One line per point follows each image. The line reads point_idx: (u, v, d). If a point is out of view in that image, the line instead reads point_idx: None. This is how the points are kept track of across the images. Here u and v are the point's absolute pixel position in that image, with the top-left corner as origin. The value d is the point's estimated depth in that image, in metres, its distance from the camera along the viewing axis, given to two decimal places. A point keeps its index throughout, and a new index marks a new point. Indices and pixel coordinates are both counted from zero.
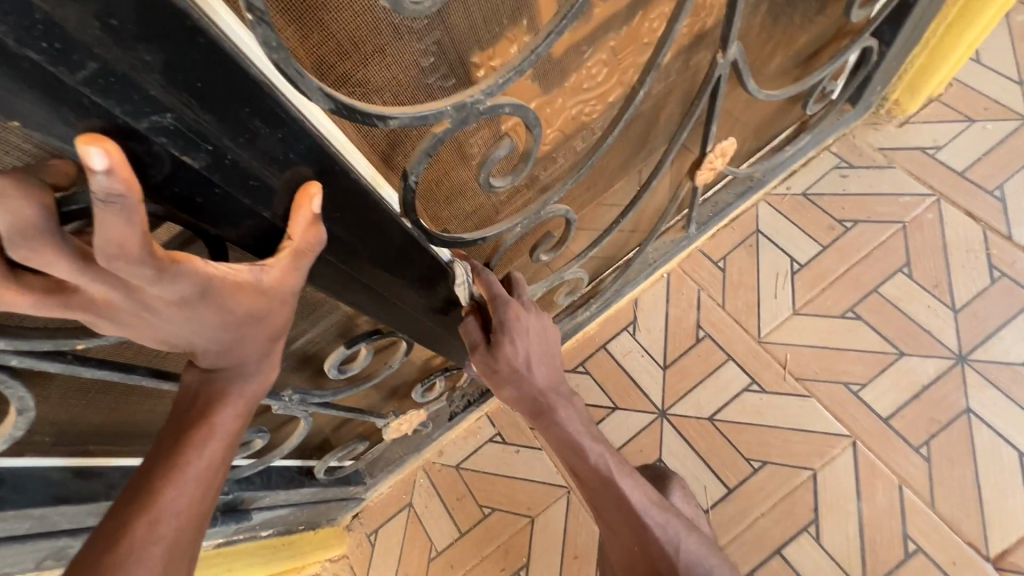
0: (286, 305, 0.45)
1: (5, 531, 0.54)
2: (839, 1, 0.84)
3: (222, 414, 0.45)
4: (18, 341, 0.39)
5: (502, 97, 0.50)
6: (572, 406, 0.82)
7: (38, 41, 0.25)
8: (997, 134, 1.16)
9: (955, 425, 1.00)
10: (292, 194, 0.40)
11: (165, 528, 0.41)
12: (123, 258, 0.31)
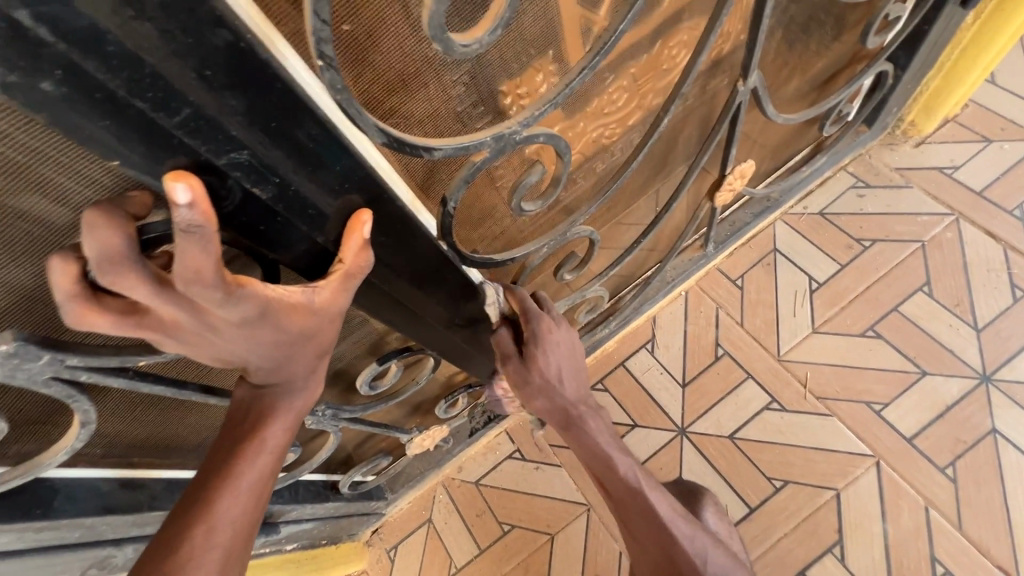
0: (333, 324, 0.47)
1: (57, 539, 0.55)
2: (856, 28, 0.86)
3: (270, 428, 0.47)
4: (90, 357, 0.41)
5: (536, 127, 0.53)
6: (599, 420, 0.84)
7: (144, 92, 0.28)
8: (1014, 154, 1.17)
9: (981, 445, 0.99)
10: (345, 220, 0.43)
11: (222, 536, 0.44)
12: (200, 282, 0.34)
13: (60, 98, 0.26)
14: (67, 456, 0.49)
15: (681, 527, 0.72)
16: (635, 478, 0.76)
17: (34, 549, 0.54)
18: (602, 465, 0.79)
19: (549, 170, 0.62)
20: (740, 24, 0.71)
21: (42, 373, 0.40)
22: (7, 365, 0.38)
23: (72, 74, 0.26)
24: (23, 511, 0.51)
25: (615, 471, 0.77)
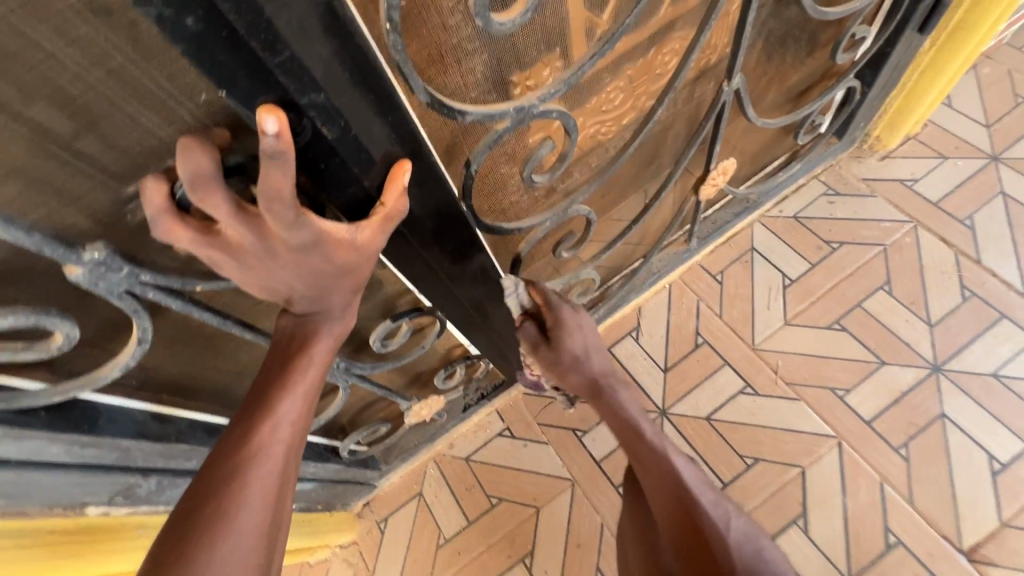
0: (369, 262, 0.54)
1: (96, 459, 0.59)
2: (827, 45, 0.97)
3: (317, 347, 0.56)
4: (159, 275, 0.48)
5: (551, 104, 0.63)
6: (619, 390, 0.96)
7: (259, 35, 0.34)
8: (967, 169, 1.29)
9: (931, 428, 1.09)
10: (388, 168, 0.50)
11: (284, 431, 0.51)
12: (278, 200, 0.41)
13: (197, 33, 0.33)
14: (119, 373, 0.55)
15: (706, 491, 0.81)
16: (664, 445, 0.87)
17: (76, 466, 0.58)
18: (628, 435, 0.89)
19: (559, 147, 0.71)
20: (725, 37, 0.81)
21: (119, 284, 0.45)
22: (95, 273, 0.43)
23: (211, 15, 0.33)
24: (74, 426, 0.55)
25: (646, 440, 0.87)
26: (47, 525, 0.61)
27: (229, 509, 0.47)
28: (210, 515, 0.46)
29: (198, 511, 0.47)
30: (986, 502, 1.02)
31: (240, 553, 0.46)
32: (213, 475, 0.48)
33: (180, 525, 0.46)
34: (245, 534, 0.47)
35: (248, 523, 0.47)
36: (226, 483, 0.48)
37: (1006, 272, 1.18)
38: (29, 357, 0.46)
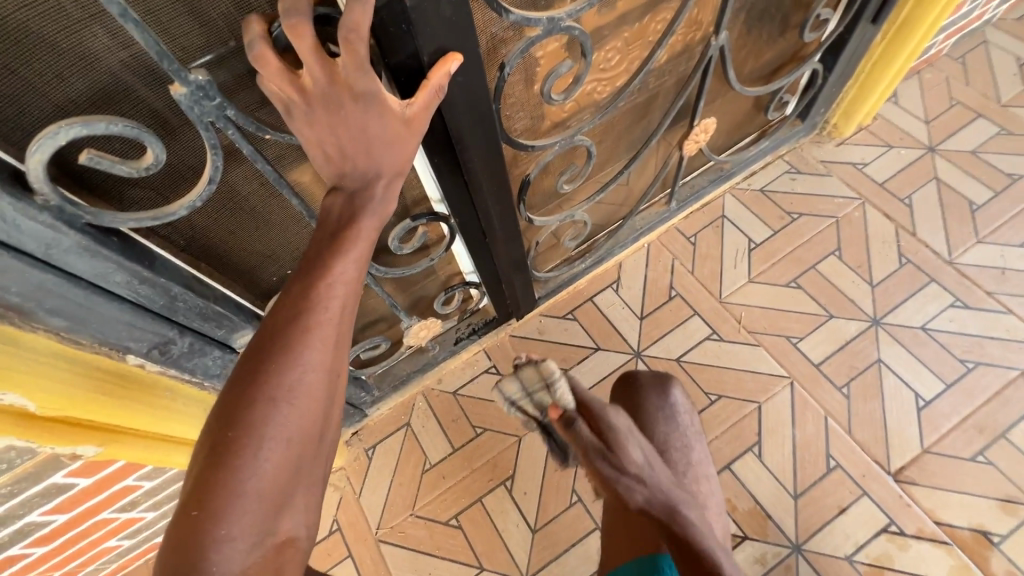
0: (411, 140, 0.61)
1: (146, 299, 0.65)
2: (796, 27, 1.12)
3: (366, 220, 0.57)
4: (242, 115, 0.56)
5: (574, 22, 0.74)
6: (669, 407, 1.01)
7: None
8: (908, 157, 1.47)
9: (869, 371, 1.25)
10: (441, 55, 0.60)
11: (341, 286, 0.53)
12: (355, 32, 0.50)
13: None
14: (183, 214, 0.61)
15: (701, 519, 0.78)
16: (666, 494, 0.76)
17: (129, 302, 0.64)
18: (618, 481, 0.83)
19: (574, 70, 0.83)
20: (709, 14, 0.95)
21: (208, 114, 0.54)
22: (194, 96, 0.51)
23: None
24: (137, 258, 0.61)
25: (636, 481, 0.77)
26: (93, 362, 0.66)
27: (293, 345, 0.49)
28: (276, 351, 0.49)
29: (267, 346, 0.50)
30: (910, 432, 1.18)
31: (307, 384, 0.49)
32: (275, 318, 0.51)
33: (251, 356, 0.49)
34: (311, 367, 0.50)
35: (313, 358, 0.50)
36: (289, 323, 0.50)
37: (937, 243, 1.36)
38: (125, 172, 0.52)
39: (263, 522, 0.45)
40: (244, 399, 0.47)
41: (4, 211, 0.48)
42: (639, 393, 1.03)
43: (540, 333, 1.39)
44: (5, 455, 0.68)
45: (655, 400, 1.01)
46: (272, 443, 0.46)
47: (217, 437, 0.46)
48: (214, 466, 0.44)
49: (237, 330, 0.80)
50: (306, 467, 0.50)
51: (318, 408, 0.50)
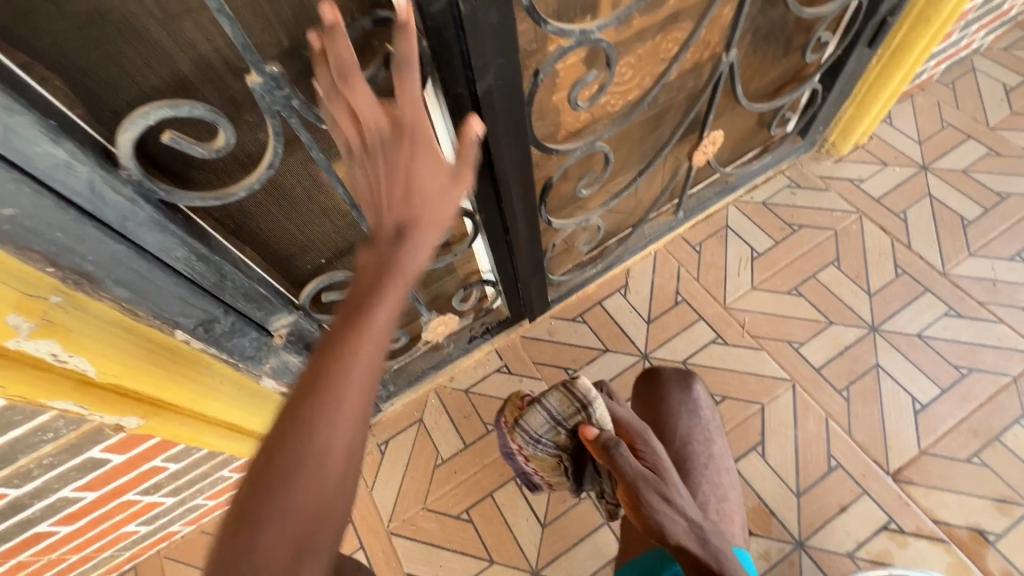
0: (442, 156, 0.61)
1: (200, 276, 0.70)
2: (798, 49, 1.20)
3: (406, 254, 0.54)
4: (306, 106, 0.63)
5: (602, 36, 0.83)
6: (692, 412, 1.03)
7: None
8: (903, 175, 1.54)
9: (868, 375, 1.30)
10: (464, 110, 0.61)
11: (367, 346, 0.48)
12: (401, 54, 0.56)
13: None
14: (242, 196, 0.67)
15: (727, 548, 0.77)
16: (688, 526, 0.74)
17: (184, 278, 0.69)
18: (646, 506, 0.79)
19: (599, 81, 0.91)
20: (719, 33, 1.03)
21: (277, 104, 0.61)
22: (267, 85, 0.58)
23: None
24: (197, 236, 0.66)
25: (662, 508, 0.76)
26: (145, 335, 0.69)
27: (318, 411, 0.45)
28: (301, 407, 0.45)
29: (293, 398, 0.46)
30: (907, 434, 1.23)
31: (326, 453, 0.44)
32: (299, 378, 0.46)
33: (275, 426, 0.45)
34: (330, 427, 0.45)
35: (336, 426, 0.45)
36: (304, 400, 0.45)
37: (931, 256, 1.42)
38: (199, 153, 0.57)
39: None
40: (268, 461, 0.44)
41: (93, 183, 0.54)
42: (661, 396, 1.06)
43: (551, 334, 1.44)
44: (54, 423, 0.72)
45: (677, 403, 1.04)
46: (286, 514, 0.42)
47: (235, 509, 0.43)
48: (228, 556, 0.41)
49: (274, 313, 0.85)
50: (326, 543, 0.44)
51: (337, 480, 0.45)
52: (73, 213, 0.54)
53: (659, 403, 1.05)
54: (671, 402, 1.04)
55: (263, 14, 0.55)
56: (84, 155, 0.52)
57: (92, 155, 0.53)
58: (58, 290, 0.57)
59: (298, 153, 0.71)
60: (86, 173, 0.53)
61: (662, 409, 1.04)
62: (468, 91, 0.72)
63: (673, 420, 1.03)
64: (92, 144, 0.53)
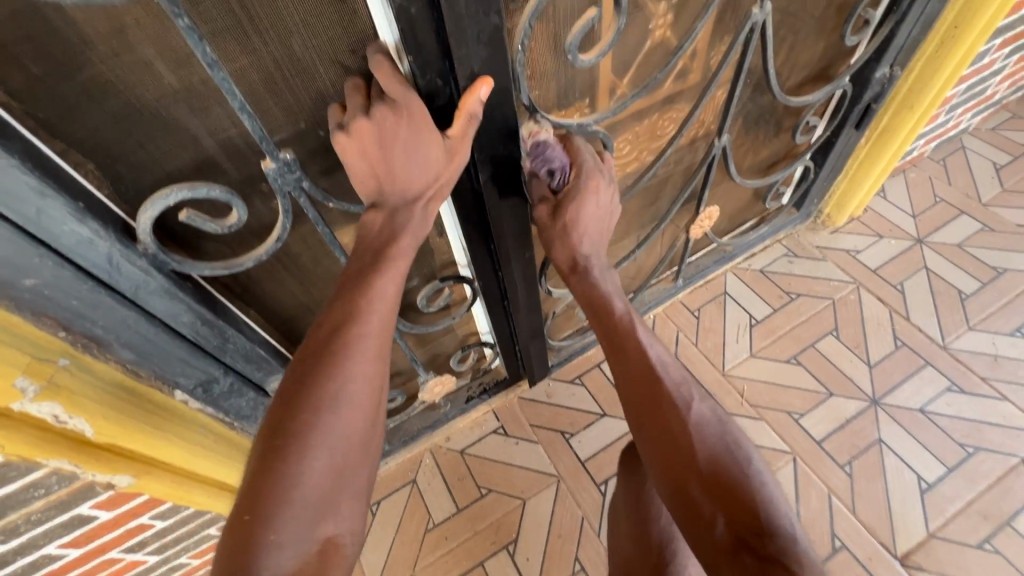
0: (453, 162, 0.68)
1: (203, 339, 0.72)
2: (788, 129, 1.26)
3: (384, 279, 0.66)
4: (313, 187, 0.68)
5: (598, 126, 0.91)
6: (605, 268, 0.91)
7: (447, 33, 0.57)
8: (899, 247, 1.57)
9: (870, 450, 1.27)
10: (473, 81, 0.63)
11: (381, 303, 0.66)
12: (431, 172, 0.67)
13: (414, 17, 0.55)
14: (250, 265, 0.70)
15: (744, 450, 0.69)
16: (674, 373, 0.76)
17: (188, 341, 0.71)
18: (639, 357, 0.78)
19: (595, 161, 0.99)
20: (713, 115, 1.09)
21: (288, 185, 0.66)
22: (280, 170, 0.64)
23: (426, 7, 0.55)
24: (205, 302, 0.69)
25: (638, 347, 0.79)
26: (146, 396, 0.72)
27: (327, 381, 0.61)
28: (314, 407, 0.60)
29: (290, 415, 0.59)
30: (914, 515, 1.18)
31: (339, 415, 0.61)
32: (322, 339, 0.64)
33: (299, 368, 0.63)
34: (350, 380, 0.62)
35: (339, 408, 0.61)
36: (335, 336, 0.63)
37: (930, 329, 1.42)
38: (213, 229, 0.61)
39: (340, 464, 0.60)
40: (300, 405, 0.60)
41: (111, 257, 0.58)
42: (566, 214, 0.86)
43: (549, 396, 1.44)
44: (48, 479, 0.72)
45: (593, 258, 0.90)
46: (324, 445, 0.59)
47: (267, 450, 0.58)
48: (268, 458, 0.57)
49: (273, 374, 0.86)
50: (352, 468, 0.62)
51: (356, 420, 0.62)
52: (89, 283, 0.58)
53: (567, 231, 0.88)
54: (582, 221, 0.87)
55: (280, 107, 0.61)
56: (107, 233, 0.56)
57: (114, 232, 0.57)
58: (67, 353, 0.61)
59: (307, 225, 0.75)
60: (106, 248, 0.56)
61: (570, 214, 0.86)
62: (468, 174, 0.77)
63: (582, 218, 0.87)
64: (114, 220, 0.57)
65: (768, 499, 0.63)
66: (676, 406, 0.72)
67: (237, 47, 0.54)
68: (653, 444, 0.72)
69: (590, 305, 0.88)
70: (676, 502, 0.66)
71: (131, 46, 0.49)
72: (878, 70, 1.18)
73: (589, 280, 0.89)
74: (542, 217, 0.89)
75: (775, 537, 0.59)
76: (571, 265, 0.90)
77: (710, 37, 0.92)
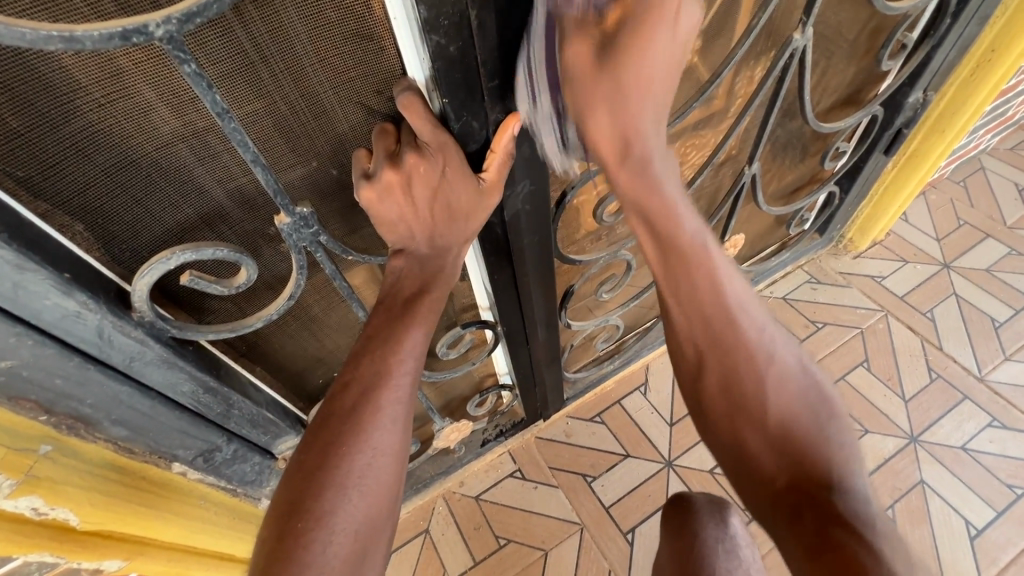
0: (488, 205, 0.61)
1: (205, 407, 0.65)
2: (815, 155, 1.21)
3: (413, 337, 0.59)
4: (332, 240, 0.62)
5: None
6: (665, 151, 0.59)
7: (480, 69, 0.51)
8: (925, 273, 1.51)
9: (912, 492, 1.20)
10: (503, 116, 0.57)
11: (409, 362, 0.59)
12: (463, 215, 0.60)
13: (453, 56, 0.49)
14: (258, 325, 0.64)
15: (827, 402, 0.57)
16: (755, 314, 0.60)
17: (188, 412, 0.64)
18: (711, 292, 0.59)
19: None
20: (744, 142, 1.03)
21: (303, 240, 0.60)
22: (296, 225, 0.58)
23: (466, 45, 0.49)
24: (208, 368, 0.62)
25: (712, 281, 0.59)
26: (140, 474, 0.64)
27: (346, 447, 0.53)
28: (331, 482, 0.51)
29: (301, 496, 0.50)
30: (965, 564, 1.11)
31: (360, 488, 0.52)
32: (347, 401, 0.56)
33: (318, 436, 0.54)
34: (377, 453, 0.54)
35: (359, 478, 0.52)
36: (363, 401, 0.55)
37: (965, 360, 1.36)
38: (218, 292, 0.55)
39: (360, 543, 0.51)
40: (315, 484, 0.51)
41: (103, 329, 0.51)
42: (625, 64, 0.52)
43: (568, 436, 1.36)
44: (26, 567, 0.64)
45: (654, 140, 0.57)
46: (343, 527, 0.50)
47: (279, 538, 0.49)
48: (286, 545, 0.48)
49: (282, 436, 0.79)
50: (374, 548, 0.52)
51: (383, 497, 0.53)
52: (76, 359, 0.51)
53: (622, 88, 0.53)
54: (641, 75, 0.53)
55: (293, 153, 0.54)
56: (97, 303, 0.49)
57: (105, 301, 0.50)
58: (49, 438, 0.54)
59: (318, 277, 0.68)
60: (96, 320, 0.50)
61: (630, 63, 0.52)
62: (496, 218, 0.70)
63: (648, 67, 0.53)
64: (105, 287, 0.50)
65: (848, 459, 0.53)
66: (750, 351, 0.57)
67: (251, 91, 0.47)
68: (719, 397, 0.58)
69: (639, 215, 0.60)
70: (739, 462, 0.56)
71: (126, 91, 0.42)
72: (911, 95, 1.13)
73: (645, 174, 0.57)
74: (579, 62, 0.52)
75: (844, 494, 0.50)
76: (621, 148, 0.56)
77: (746, 64, 0.86)
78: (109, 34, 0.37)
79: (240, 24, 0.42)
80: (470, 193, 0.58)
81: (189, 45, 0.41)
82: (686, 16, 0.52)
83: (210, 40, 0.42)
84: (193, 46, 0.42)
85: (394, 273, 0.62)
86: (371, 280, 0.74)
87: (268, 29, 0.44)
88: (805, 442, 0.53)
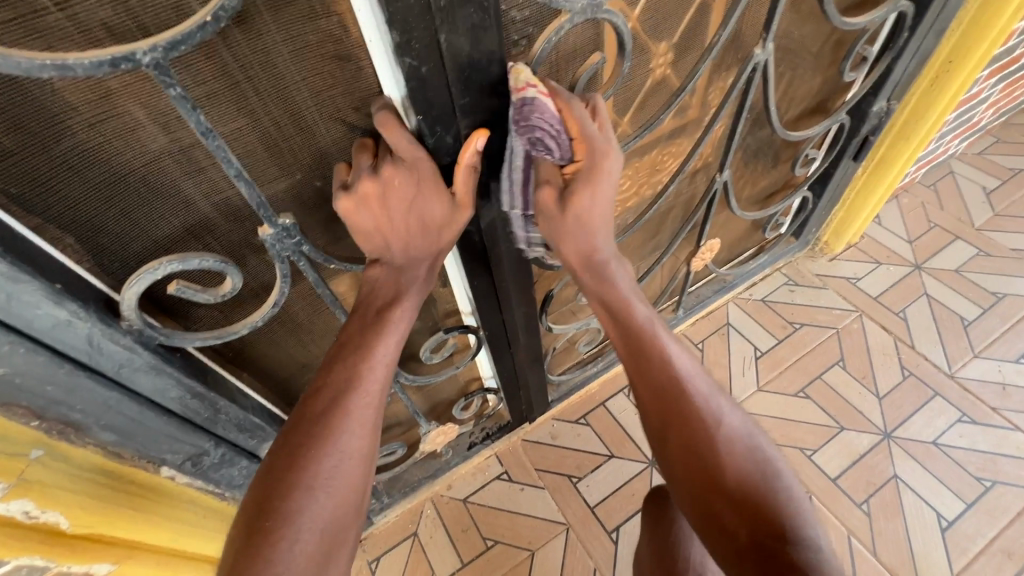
0: (461, 218, 0.64)
1: (191, 412, 0.68)
2: (786, 162, 1.25)
3: (384, 347, 0.62)
4: (314, 250, 0.65)
5: None
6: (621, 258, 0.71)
7: (452, 88, 0.54)
8: (897, 274, 1.56)
9: (886, 487, 1.24)
10: (471, 130, 0.60)
11: (380, 369, 0.61)
12: (438, 227, 0.63)
13: (426, 76, 0.52)
14: (243, 332, 0.66)
15: (775, 461, 0.62)
16: (704, 380, 0.65)
17: (176, 417, 0.67)
18: (664, 364, 0.64)
19: None
20: (715, 151, 1.07)
21: (286, 250, 0.62)
22: (278, 236, 0.60)
23: (437, 66, 0.52)
24: (194, 374, 0.64)
25: (663, 355, 0.65)
26: (127, 477, 0.67)
27: (312, 456, 0.55)
28: (297, 486, 0.53)
29: (268, 497, 0.53)
30: (936, 555, 1.15)
31: (327, 492, 0.54)
32: (319, 405, 0.58)
33: (290, 438, 0.57)
34: (343, 456, 0.56)
35: (325, 489, 0.54)
36: (335, 405, 0.58)
37: (936, 357, 1.41)
38: (205, 300, 0.58)
39: (322, 550, 0.53)
40: (283, 484, 0.53)
41: (92, 337, 0.54)
42: (581, 206, 0.64)
43: (553, 438, 1.39)
44: None
45: (610, 249, 0.69)
46: (307, 531, 0.52)
47: (248, 537, 0.51)
48: (253, 543, 0.50)
49: (268, 440, 0.81)
50: (336, 555, 0.54)
51: (350, 498, 0.56)
52: (66, 366, 0.53)
53: (582, 224, 0.65)
54: (596, 208, 0.65)
55: (276, 167, 0.57)
56: (87, 312, 0.52)
57: (95, 310, 0.52)
58: (41, 443, 0.56)
59: (301, 285, 0.70)
60: (86, 328, 0.52)
61: (586, 202, 0.64)
62: (472, 226, 0.73)
63: (601, 200, 0.65)
64: (95, 297, 0.53)
65: (798, 513, 0.58)
66: (705, 415, 0.62)
67: (234, 109, 0.50)
68: (680, 462, 0.61)
69: (603, 303, 0.70)
70: (705, 526, 0.59)
71: (114, 112, 0.44)
72: (876, 103, 1.18)
73: (604, 277, 0.69)
74: (548, 207, 0.65)
75: (799, 546, 0.55)
76: (584, 261, 0.68)
77: (714, 76, 0.90)
78: (98, 62, 0.40)
79: (225, 49, 0.45)
80: (444, 204, 0.62)
81: (174, 70, 0.44)
82: (618, 163, 0.65)
83: (196, 65, 0.45)
84: (178, 71, 0.44)
85: (370, 283, 0.65)
86: (353, 287, 0.76)
87: (250, 53, 0.46)
88: (757, 499, 0.57)
